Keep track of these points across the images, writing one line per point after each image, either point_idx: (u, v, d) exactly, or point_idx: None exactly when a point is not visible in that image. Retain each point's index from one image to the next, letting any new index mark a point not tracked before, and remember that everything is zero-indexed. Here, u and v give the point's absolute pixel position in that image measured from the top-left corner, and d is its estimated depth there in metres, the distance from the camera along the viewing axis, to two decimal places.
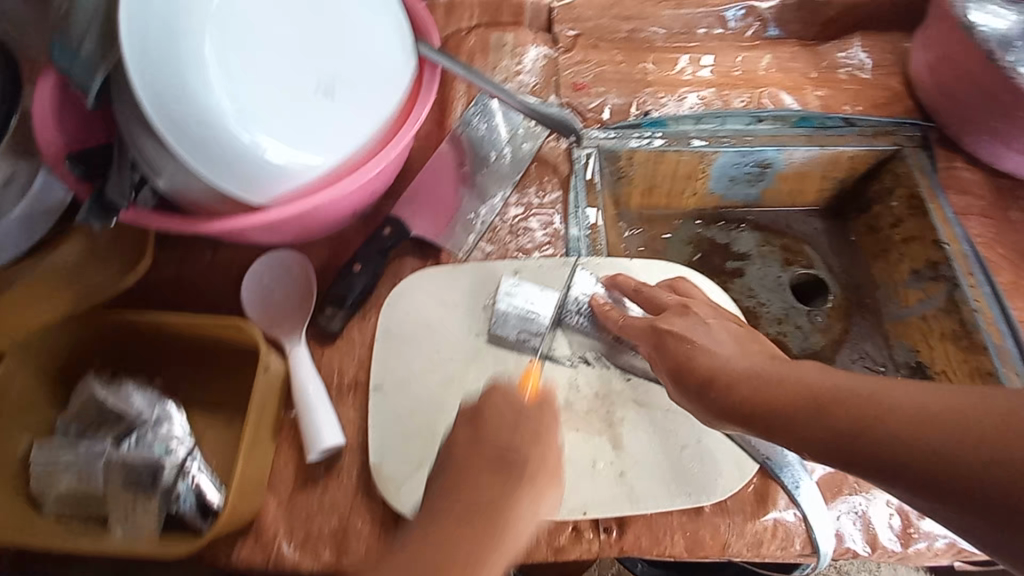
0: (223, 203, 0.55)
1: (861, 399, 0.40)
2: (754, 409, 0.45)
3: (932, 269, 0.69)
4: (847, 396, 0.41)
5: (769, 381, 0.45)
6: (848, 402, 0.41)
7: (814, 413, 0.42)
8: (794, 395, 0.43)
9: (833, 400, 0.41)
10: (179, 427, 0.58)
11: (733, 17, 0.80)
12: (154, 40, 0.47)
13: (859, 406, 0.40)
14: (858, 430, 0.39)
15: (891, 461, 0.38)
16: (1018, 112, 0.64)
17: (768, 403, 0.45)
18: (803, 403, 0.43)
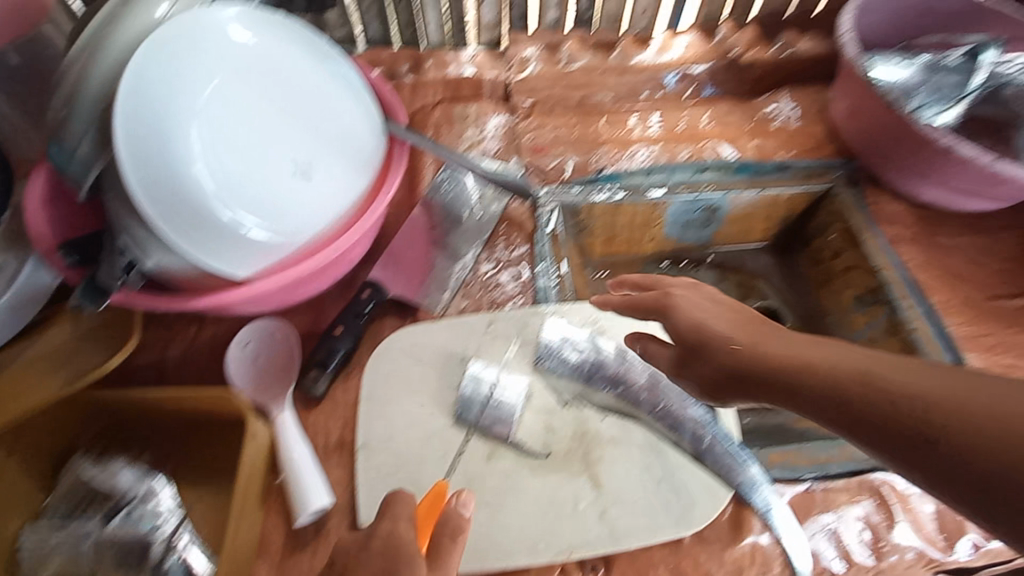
0: (209, 279, 0.59)
1: (863, 367, 0.40)
2: (765, 377, 0.46)
3: (872, 294, 0.75)
4: (851, 363, 0.41)
5: (782, 354, 0.45)
6: (850, 370, 0.41)
7: (826, 386, 0.42)
8: (808, 366, 0.43)
9: (847, 378, 0.40)
10: (168, 500, 0.58)
11: (672, 81, 0.89)
12: (146, 139, 0.52)
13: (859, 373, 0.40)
14: (866, 403, 0.39)
15: (893, 435, 0.37)
16: (923, 151, 0.71)
17: (778, 372, 0.45)
18: (812, 378, 0.43)
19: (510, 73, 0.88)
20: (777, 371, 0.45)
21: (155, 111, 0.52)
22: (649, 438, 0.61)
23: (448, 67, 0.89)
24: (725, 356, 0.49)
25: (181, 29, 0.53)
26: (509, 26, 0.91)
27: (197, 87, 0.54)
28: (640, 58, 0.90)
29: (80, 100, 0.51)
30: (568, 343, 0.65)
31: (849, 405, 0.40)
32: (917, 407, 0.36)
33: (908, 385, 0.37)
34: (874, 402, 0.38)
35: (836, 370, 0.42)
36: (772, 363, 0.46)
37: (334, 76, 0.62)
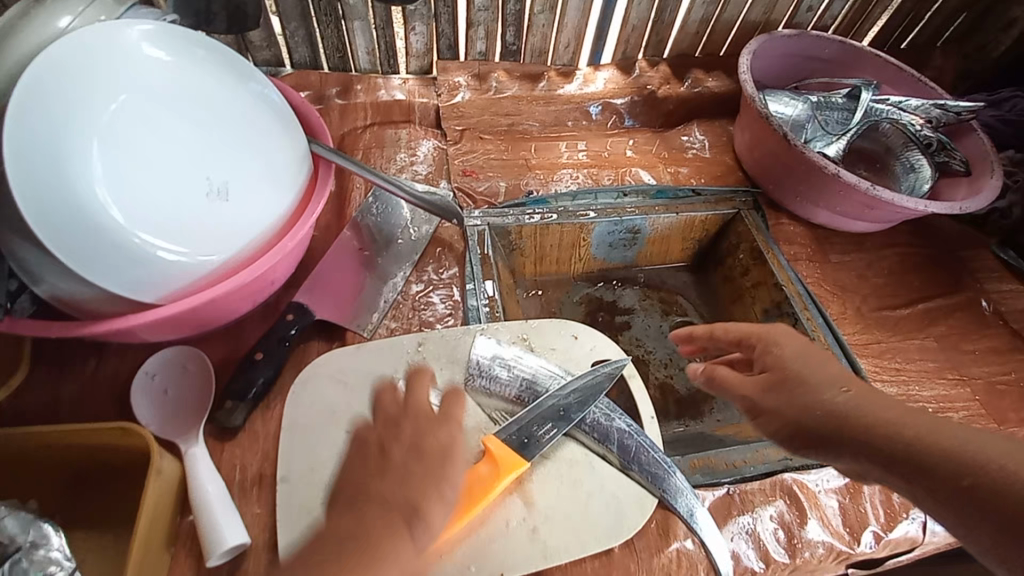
0: (109, 306, 0.55)
1: (944, 441, 0.43)
2: (833, 426, 0.48)
3: (777, 308, 0.82)
4: (931, 435, 0.44)
5: (864, 406, 0.47)
6: (930, 442, 0.43)
7: (896, 449, 0.45)
8: (884, 420, 0.46)
9: (919, 431, 0.44)
10: (60, 549, 0.51)
11: (594, 111, 0.95)
12: (39, 155, 0.48)
13: (938, 447, 0.43)
14: (935, 458, 0.43)
15: (950, 486, 0.41)
16: (812, 178, 0.80)
17: (855, 423, 0.47)
18: (885, 432, 0.45)
19: (440, 100, 0.90)
20: (851, 424, 0.47)
21: (50, 124, 0.49)
22: (578, 451, 0.62)
23: (378, 91, 0.89)
24: (805, 398, 0.49)
25: (83, 41, 0.51)
26: (438, 54, 0.93)
27: (99, 101, 0.51)
28: (564, 90, 0.95)
29: None
30: (498, 361, 0.66)
31: (911, 456, 0.44)
32: (978, 467, 0.41)
33: (973, 445, 0.42)
34: (939, 455, 0.42)
35: (916, 425, 0.45)
36: (849, 416, 0.47)
37: (255, 96, 0.61)
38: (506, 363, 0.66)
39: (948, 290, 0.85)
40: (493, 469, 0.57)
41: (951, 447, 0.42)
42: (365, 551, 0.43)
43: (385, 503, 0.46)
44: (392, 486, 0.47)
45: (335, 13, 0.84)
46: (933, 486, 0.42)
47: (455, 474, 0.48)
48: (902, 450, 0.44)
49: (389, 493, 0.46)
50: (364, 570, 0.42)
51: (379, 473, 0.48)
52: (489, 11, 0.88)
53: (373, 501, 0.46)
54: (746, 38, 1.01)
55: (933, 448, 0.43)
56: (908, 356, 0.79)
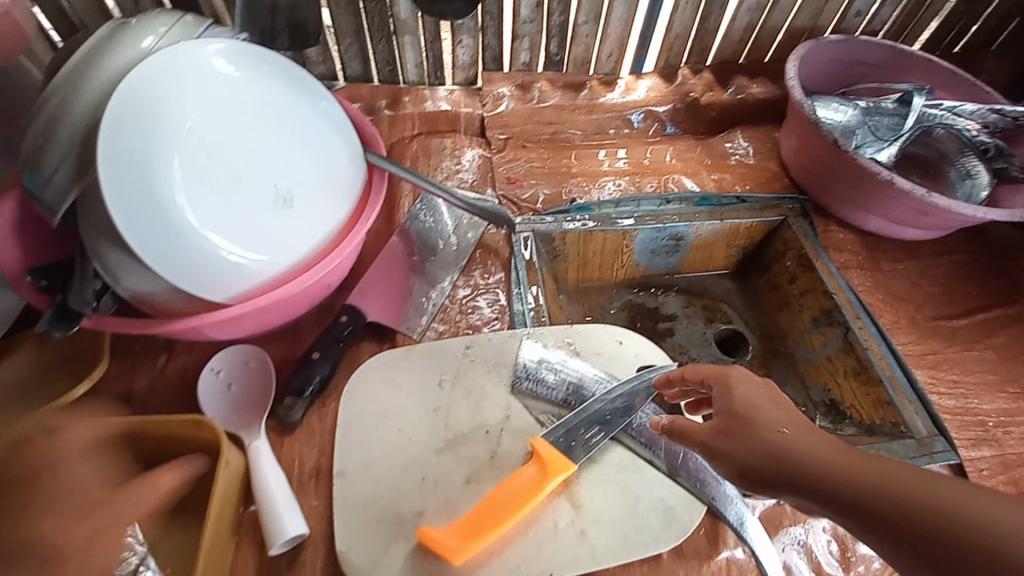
0: (183, 305, 0.58)
1: (894, 478, 0.43)
2: (785, 471, 0.46)
3: (827, 316, 0.80)
4: (882, 474, 0.43)
5: (799, 446, 0.47)
6: (881, 481, 0.43)
7: (848, 490, 0.44)
8: (832, 462, 0.45)
9: (876, 475, 0.43)
10: (131, 534, 0.54)
11: (636, 119, 0.95)
12: (129, 166, 0.53)
13: (888, 484, 0.42)
14: (885, 500, 0.42)
15: (911, 533, 0.40)
16: (863, 184, 0.78)
17: (804, 466, 0.46)
18: (835, 474, 0.45)
19: (485, 110, 0.93)
20: (802, 467, 0.46)
21: (137, 137, 0.53)
22: (624, 455, 0.62)
23: (425, 102, 0.92)
24: (758, 441, 0.48)
25: (165, 62, 0.55)
26: (484, 66, 0.96)
27: (180, 116, 0.55)
28: (607, 98, 0.96)
29: (61, 130, 0.52)
30: (545, 364, 0.67)
31: (867, 500, 0.43)
32: (925, 505, 0.41)
33: (929, 488, 0.41)
34: (890, 497, 0.42)
35: (867, 466, 0.44)
36: (796, 459, 0.46)
37: (316, 107, 0.64)
38: (553, 367, 0.67)
39: (1007, 300, 0.82)
40: (541, 475, 0.58)
41: (908, 492, 0.42)
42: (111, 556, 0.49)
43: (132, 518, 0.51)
44: (76, 496, 0.51)
45: (387, 29, 0.87)
46: (889, 532, 0.42)
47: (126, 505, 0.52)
48: (852, 494, 0.43)
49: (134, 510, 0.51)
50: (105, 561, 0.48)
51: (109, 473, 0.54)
52: (533, 23, 0.90)
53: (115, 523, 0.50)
54: (791, 44, 1.00)
55: (889, 490, 0.42)
56: (966, 367, 0.76)
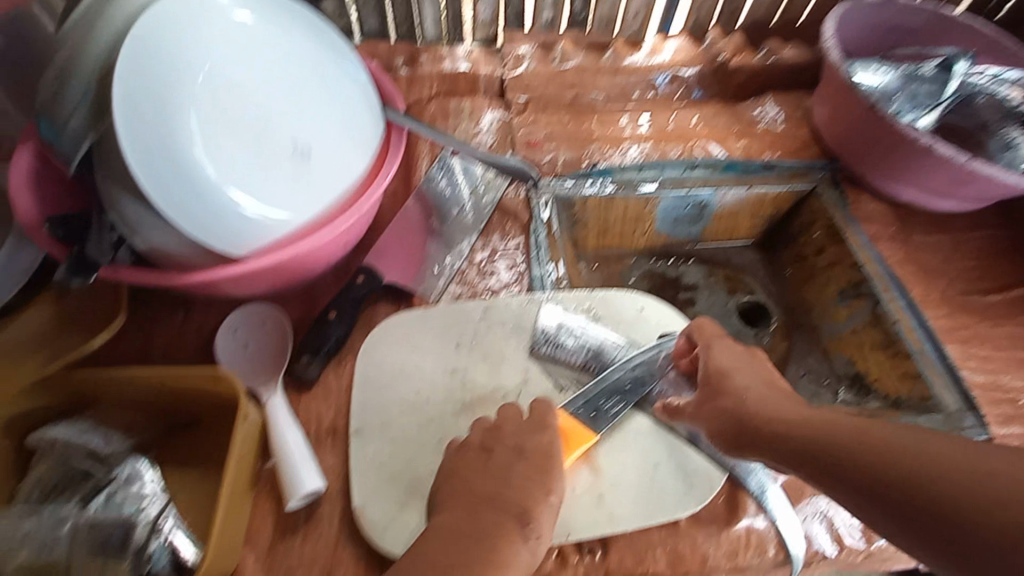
0: (200, 258, 0.57)
1: (842, 428, 0.45)
2: (746, 430, 0.51)
3: (854, 288, 0.78)
4: (833, 425, 0.45)
5: (765, 408, 0.51)
6: (830, 431, 0.45)
7: (799, 440, 0.47)
8: (812, 425, 0.47)
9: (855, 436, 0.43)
10: (152, 482, 0.53)
11: (662, 82, 0.92)
12: (144, 111, 0.51)
13: (837, 433, 0.45)
14: (833, 446, 0.44)
15: (889, 492, 0.40)
16: (899, 152, 0.75)
17: (760, 423, 0.50)
18: (812, 435, 0.46)
19: (505, 70, 0.89)
20: (757, 424, 0.50)
21: (151, 80, 0.51)
22: (642, 421, 0.61)
23: (443, 62, 0.89)
24: (726, 405, 0.53)
25: (180, 6, 0.53)
26: (504, 24, 0.92)
27: (197, 61, 0.53)
28: (631, 59, 0.92)
29: (75, 76, 0.50)
30: (564, 329, 0.66)
31: (845, 461, 0.43)
32: (868, 448, 0.42)
33: (869, 432, 0.43)
34: (835, 444, 0.44)
35: (838, 424, 0.45)
36: (754, 418, 0.51)
37: (335, 60, 0.62)
38: (573, 332, 0.65)
39: None
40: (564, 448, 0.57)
41: (885, 452, 0.41)
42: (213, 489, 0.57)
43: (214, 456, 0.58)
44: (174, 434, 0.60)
45: None
46: (847, 480, 0.43)
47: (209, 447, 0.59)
48: (802, 444, 0.46)
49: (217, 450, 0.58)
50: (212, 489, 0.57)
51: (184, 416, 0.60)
52: None
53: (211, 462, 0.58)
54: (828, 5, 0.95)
55: (867, 451, 0.42)
56: (1001, 344, 0.73)
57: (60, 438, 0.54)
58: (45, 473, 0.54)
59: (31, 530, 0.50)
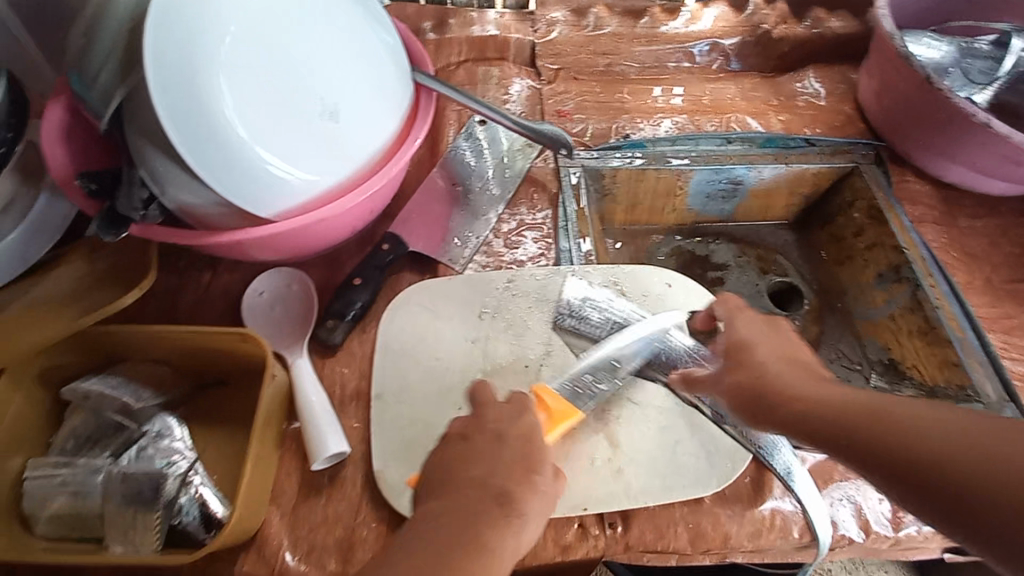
0: (228, 218, 0.57)
1: (870, 404, 0.41)
2: (760, 402, 0.48)
3: (894, 272, 0.75)
4: (859, 400, 0.42)
5: (782, 381, 0.47)
6: (857, 407, 0.42)
7: (820, 415, 0.43)
8: (829, 406, 0.43)
9: (874, 418, 0.40)
10: (181, 440, 0.55)
11: (699, 52, 0.88)
12: (175, 64, 0.50)
13: (864, 409, 0.41)
14: (859, 421, 0.41)
15: (909, 479, 0.37)
16: (954, 128, 0.70)
17: (775, 397, 0.47)
18: (830, 416, 0.43)
19: (536, 36, 0.87)
20: (774, 397, 0.47)
21: (182, 33, 0.50)
22: (664, 398, 0.61)
23: (472, 26, 0.86)
24: (742, 375, 0.50)
25: None
26: None
27: (226, 14, 0.51)
28: (668, 27, 0.88)
29: (105, 28, 0.50)
30: (589, 303, 0.65)
31: (867, 444, 0.40)
32: (897, 426, 0.39)
33: (898, 409, 0.40)
34: (859, 420, 0.41)
35: (861, 400, 0.42)
36: (770, 391, 0.48)
37: (364, 18, 0.60)
38: (597, 305, 0.65)
39: None
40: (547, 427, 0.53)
41: (905, 436, 0.38)
42: (238, 450, 0.58)
43: (239, 419, 0.59)
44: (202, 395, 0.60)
45: None
46: (870, 458, 0.40)
47: (234, 413, 0.59)
48: (825, 418, 0.43)
49: (243, 412, 0.59)
50: (234, 450, 0.58)
51: (212, 377, 0.60)
52: None
53: (234, 425, 0.59)
54: None
55: (893, 427, 0.39)
56: None
57: (93, 390, 0.55)
58: (82, 424, 0.55)
59: (67, 479, 0.52)
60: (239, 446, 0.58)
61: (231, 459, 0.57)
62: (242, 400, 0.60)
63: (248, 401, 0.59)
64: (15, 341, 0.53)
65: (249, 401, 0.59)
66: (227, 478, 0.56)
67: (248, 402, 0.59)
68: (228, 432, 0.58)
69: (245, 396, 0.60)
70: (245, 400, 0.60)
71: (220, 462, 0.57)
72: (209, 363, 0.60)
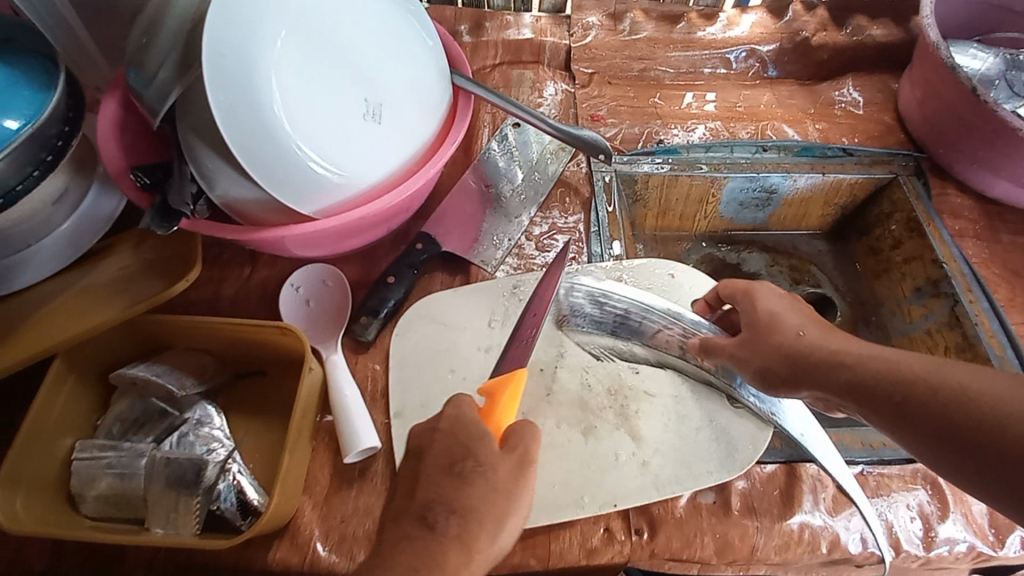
0: (270, 213, 0.59)
1: (909, 370, 0.45)
2: (794, 368, 0.51)
3: (932, 286, 0.73)
4: (899, 365, 0.46)
5: (820, 347, 0.50)
6: (897, 372, 0.45)
7: (859, 377, 0.47)
8: (868, 368, 0.47)
9: (909, 379, 0.44)
10: (220, 428, 0.58)
11: (736, 58, 0.87)
12: (229, 63, 0.52)
13: (905, 376, 0.45)
14: (897, 384, 0.45)
15: (945, 437, 0.42)
16: (1000, 141, 0.69)
17: (809, 363, 0.50)
18: (863, 376, 0.47)
19: (571, 40, 0.87)
20: (812, 364, 0.50)
21: (236, 32, 0.51)
22: (682, 388, 0.62)
23: (508, 29, 0.87)
24: (772, 343, 0.53)
25: None
26: None
27: (278, 15, 0.53)
28: (705, 33, 0.88)
29: (165, 28, 0.52)
30: (590, 297, 0.62)
31: (908, 407, 0.44)
32: (937, 390, 0.43)
33: (940, 375, 0.43)
34: (901, 385, 0.45)
35: (899, 365, 0.46)
36: (806, 356, 0.51)
37: (406, 19, 0.61)
38: (597, 299, 0.62)
39: None
40: (481, 417, 0.49)
41: (946, 397, 0.42)
42: (275, 440, 0.59)
43: (275, 409, 0.60)
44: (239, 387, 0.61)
45: None
46: (909, 418, 0.44)
47: (269, 405, 0.61)
48: (861, 379, 0.47)
49: (278, 403, 0.61)
50: (269, 440, 0.59)
51: (248, 369, 0.62)
52: None
53: (266, 418, 0.60)
54: None
55: (936, 392, 0.43)
56: None
57: (139, 377, 0.57)
58: (126, 411, 0.57)
59: (113, 462, 0.54)
60: (275, 436, 0.59)
61: (268, 449, 0.59)
62: (276, 394, 0.61)
63: (281, 392, 0.61)
64: (70, 327, 0.56)
65: (284, 393, 0.61)
66: (262, 468, 0.58)
67: (282, 395, 0.61)
68: (264, 424, 0.60)
69: (282, 388, 0.61)
70: (279, 393, 0.61)
71: (256, 453, 0.59)
72: (247, 354, 0.62)
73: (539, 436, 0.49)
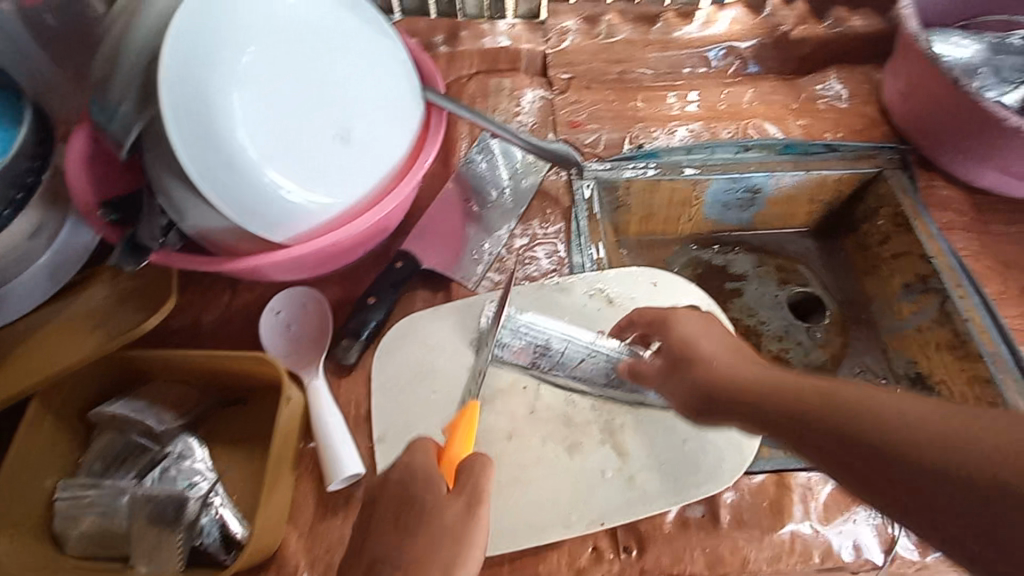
0: (243, 242, 0.58)
1: (824, 392, 0.43)
2: (716, 397, 0.50)
3: (921, 283, 0.72)
4: (813, 389, 0.44)
5: (738, 375, 0.50)
6: (813, 395, 0.43)
7: (776, 402, 0.45)
8: (783, 392, 0.45)
9: (818, 401, 0.42)
10: (202, 461, 0.57)
11: (716, 56, 0.86)
12: (191, 98, 0.51)
13: (819, 398, 0.43)
14: (812, 406, 0.43)
15: (864, 463, 0.38)
16: (983, 133, 0.68)
17: (729, 388, 0.49)
18: (777, 402, 0.45)
19: (548, 46, 0.86)
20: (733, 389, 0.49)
21: (197, 67, 0.51)
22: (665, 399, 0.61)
23: (484, 37, 0.85)
24: (692, 372, 0.52)
25: None
26: None
27: (239, 46, 0.52)
28: (683, 32, 0.87)
29: (126, 60, 0.51)
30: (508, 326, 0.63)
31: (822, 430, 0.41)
32: (846, 411, 0.40)
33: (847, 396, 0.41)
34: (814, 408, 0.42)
35: (810, 389, 0.44)
36: (726, 382, 0.50)
37: (374, 37, 0.60)
38: (518, 330, 0.63)
39: None
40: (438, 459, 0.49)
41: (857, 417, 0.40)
42: (258, 470, 0.58)
43: (257, 438, 0.60)
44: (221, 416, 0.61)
45: None
46: (827, 446, 0.41)
47: (251, 434, 0.60)
48: (778, 403, 0.45)
49: (259, 431, 0.60)
50: (251, 469, 0.59)
51: (229, 398, 0.61)
52: None
53: (248, 447, 0.59)
54: None
55: (845, 414, 0.40)
56: None
57: (118, 413, 0.56)
58: (107, 447, 0.57)
59: (94, 500, 0.54)
60: (258, 466, 0.59)
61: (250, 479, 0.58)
62: (258, 422, 0.60)
63: (261, 421, 0.60)
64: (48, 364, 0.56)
65: (264, 422, 0.60)
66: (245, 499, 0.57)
67: (264, 424, 0.60)
68: (246, 454, 0.59)
69: (263, 416, 0.60)
70: (261, 421, 0.60)
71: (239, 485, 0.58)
72: (227, 382, 0.61)
73: (490, 464, 0.47)
